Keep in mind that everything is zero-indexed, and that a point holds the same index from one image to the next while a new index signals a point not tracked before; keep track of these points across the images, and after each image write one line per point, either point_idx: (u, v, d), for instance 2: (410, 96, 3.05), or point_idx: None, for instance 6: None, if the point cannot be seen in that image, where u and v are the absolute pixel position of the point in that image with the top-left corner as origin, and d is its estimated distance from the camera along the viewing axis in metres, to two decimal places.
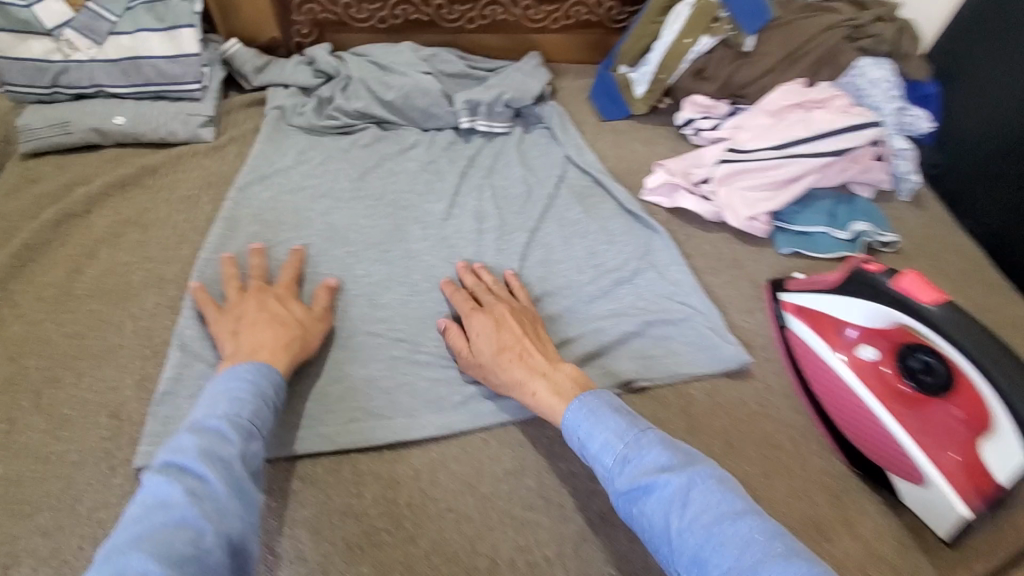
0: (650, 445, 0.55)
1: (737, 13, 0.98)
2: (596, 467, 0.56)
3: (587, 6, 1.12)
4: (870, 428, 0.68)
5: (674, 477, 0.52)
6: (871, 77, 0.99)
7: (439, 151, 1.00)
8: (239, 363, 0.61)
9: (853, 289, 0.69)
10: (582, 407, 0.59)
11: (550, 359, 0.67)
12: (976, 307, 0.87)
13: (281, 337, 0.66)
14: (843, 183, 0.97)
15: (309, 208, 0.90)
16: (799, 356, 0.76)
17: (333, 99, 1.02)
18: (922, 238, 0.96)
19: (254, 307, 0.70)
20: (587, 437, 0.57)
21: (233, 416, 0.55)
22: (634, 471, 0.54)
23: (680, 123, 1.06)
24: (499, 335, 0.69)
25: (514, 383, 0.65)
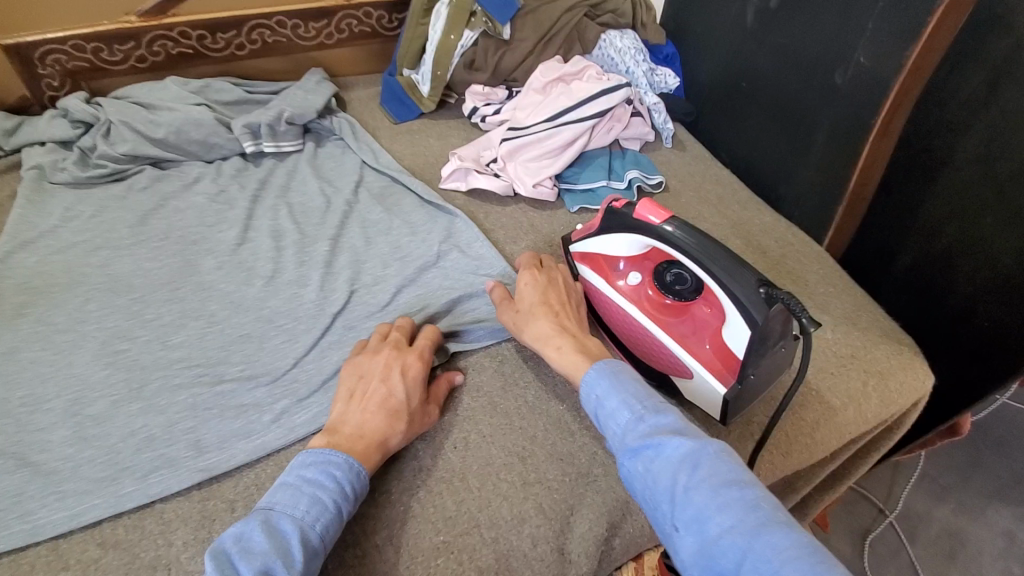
0: (664, 411, 0.59)
1: (487, 6, 1.06)
2: (608, 427, 0.60)
3: (356, 18, 1.15)
4: (649, 345, 0.75)
5: (688, 442, 0.55)
6: (618, 45, 1.13)
7: (227, 180, 0.97)
8: (333, 452, 0.60)
9: (612, 225, 0.77)
10: (602, 371, 0.64)
11: (577, 324, 0.74)
12: (734, 223, 1.01)
13: (385, 429, 0.63)
14: (613, 140, 1.08)
15: (84, 262, 0.83)
16: (589, 296, 0.83)
17: (96, 146, 0.96)
18: (688, 175, 1.10)
19: (379, 379, 0.67)
20: (604, 396, 0.62)
21: (303, 519, 0.54)
22: (649, 430, 0.57)
23: (468, 113, 1.13)
24: (547, 294, 0.76)
25: (541, 333, 0.72)
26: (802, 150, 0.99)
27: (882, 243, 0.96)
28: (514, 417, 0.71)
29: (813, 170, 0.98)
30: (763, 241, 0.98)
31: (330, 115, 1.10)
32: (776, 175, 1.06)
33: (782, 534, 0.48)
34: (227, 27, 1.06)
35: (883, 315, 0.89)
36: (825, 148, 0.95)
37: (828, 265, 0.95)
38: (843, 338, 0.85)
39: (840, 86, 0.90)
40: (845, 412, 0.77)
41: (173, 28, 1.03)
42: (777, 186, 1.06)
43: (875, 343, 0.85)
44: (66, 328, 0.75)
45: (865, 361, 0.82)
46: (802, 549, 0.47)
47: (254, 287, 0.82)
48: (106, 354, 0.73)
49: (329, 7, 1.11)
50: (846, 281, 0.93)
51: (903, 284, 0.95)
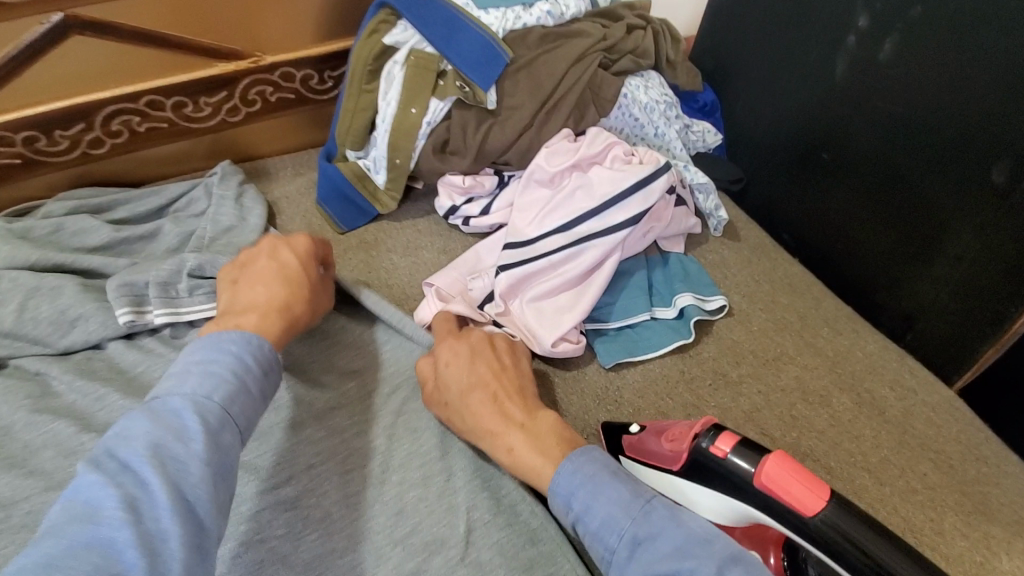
0: (665, 521, 0.44)
1: (461, 66, 0.73)
2: (595, 550, 0.46)
3: (271, 83, 0.80)
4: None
5: (705, 568, 0.40)
6: (644, 102, 0.81)
7: (82, 373, 0.61)
8: (226, 330, 0.50)
9: (705, 476, 0.48)
10: (574, 472, 0.49)
11: (522, 407, 0.57)
12: (828, 358, 0.73)
13: (282, 296, 0.58)
14: (650, 243, 0.78)
15: None
16: None
17: None
18: (749, 280, 0.81)
19: (266, 257, 0.61)
20: (584, 509, 0.47)
21: (199, 398, 0.44)
22: (649, 557, 0.43)
23: (445, 213, 0.81)
24: (472, 372, 0.59)
25: (484, 431, 0.55)
26: (920, 258, 0.71)
27: None
28: None
29: (937, 287, 0.70)
30: (874, 389, 0.70)
31: None
32: (871, 280, 0.78)
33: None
34: (71, 120, 0.71)
35: None
36: (962, 264, 0.66)
37: (970, 427, 0.68)
38: None
39: (1003, 187, 0.61)
40: None
41: None
42: (872, 292, 0.78)
43: None
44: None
45: None
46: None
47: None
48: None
49: (226, 73, 0.76)
50: (1001, 452, 0.66)
51: None
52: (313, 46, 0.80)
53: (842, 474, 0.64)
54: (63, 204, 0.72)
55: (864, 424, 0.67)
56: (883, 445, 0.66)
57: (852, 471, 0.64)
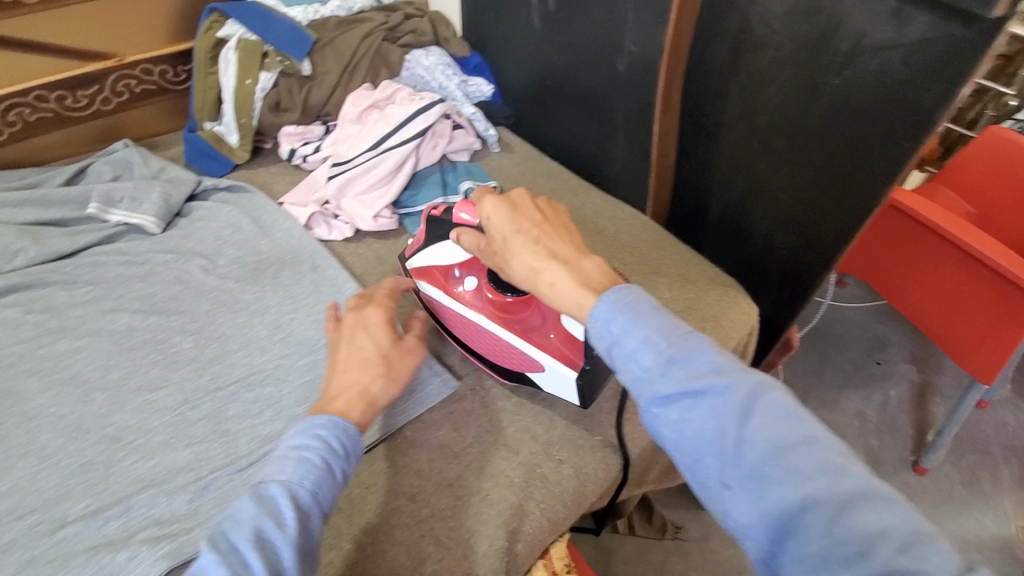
0: (698, 348, 0.50)
1: (278, 45, 1.03)
2: (626, 370, 0.51)
3: (135, 77, 1.05)
4: (497, 346, 0.75)
5: (738, 385, 0.47)
6: (425, 64, 1.15)
7: (28, 283, 0.84)
8: (315, 415, 0.56)
9: (439, 233, 0.78)
10: (613, 305, 0.53)
11: (571, 247, 0.62)
12: (570, 210, 1.08)
13: (363, 378, 0.62)
14: (441, 155, 1.10)
15: None
16: (438, 310, 0.81)
17: None
18: (520, 173, 1.16)
19: (347, 341, 0.65)
20: (622, 333, 0.52)
21: (292, 482, 0.50)
22: (681, 374, 0.49)
23: (287, 157, 1.08)
24: (521, 217, 0.65)
25: (530, 269, 0.61)
26: (609, 133, 1.08)
27: (691, 197, 1.08)
28: (394, 456, 0.71)
29: (622, 148, 1.07)
30: (597, 221, 1.06)
31: (205, 191, 1.01)
32: (595, 158, 1.14)
33: (840, 483, 0.43)
34: None
35: (706, 264, 1.01)
36: (628, 128, 1.03)
37: (653, 231, 1.05)
38: (677, 294, 0.94)
39: (623, 71, 0.97)
40: None
41: None
42: (597, 167, 1.15)
43: (706, 289, 0.95)
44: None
45: (699, 310, 0.92)
46: (887, 501, 0.42)
47: (94, 403, 0.72)
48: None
49: (95, 71, 1.00)
50: (672, 241, 1.03)
51: (713, 231, 1.08)
52: (165, 47, 1.06)
53: None
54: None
55: (586, 239, 1.02)
56: (602, 250, 1.01)
57: None
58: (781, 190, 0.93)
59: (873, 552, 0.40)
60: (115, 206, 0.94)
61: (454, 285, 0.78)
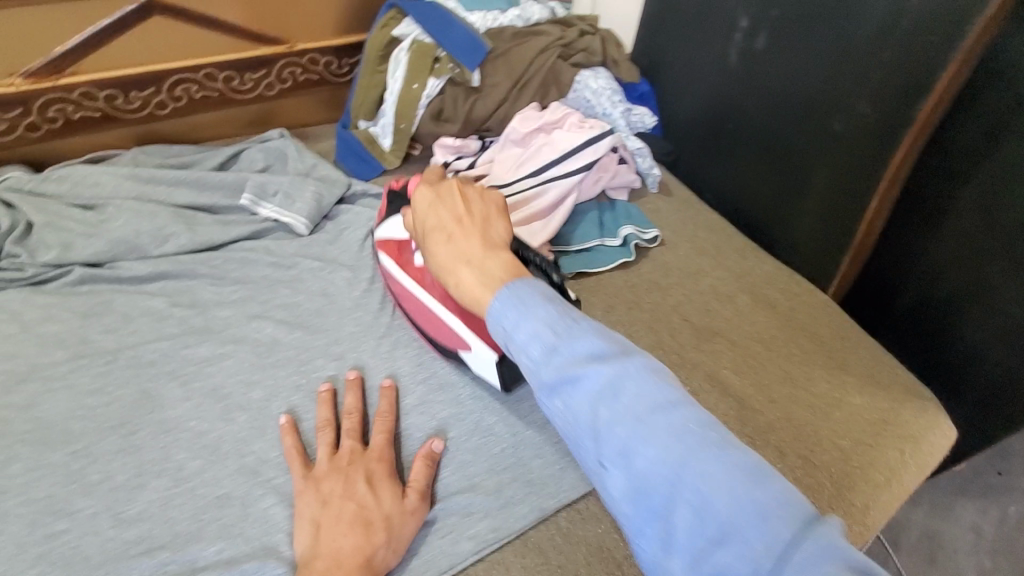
0: (582, 334, 0.49)
1: (452, 50, 0.95)
2: (520, 357, 0.51)
3: (301, 66, 1.00)
4: (433, 322, 0.74)
5: (609, 364, 0.47)
6: (593, 87, 1.04)
7: (176, 272, 0.79)
8: None
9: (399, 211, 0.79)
10: (509, 299, 0.53)
11: (484, 241, 0.62)
12: (737, 274, 0.95)
13: (363, 544, 0.55)
14: (601, 191, 1.00)
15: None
16: (392, 286, 0.80)
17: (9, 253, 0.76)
18: (678, 221, 1.04)
19: (342, 494, 0.58)
20: (513, 327, 0.51)
21: None
22: (564, 361, 0.48)
23: (438, 169, 1.00)
24: (444, 211, 0.67)
25: (443, 266, 0.63)
26: (796, 197, 0.95)
27: (884, 283, 0.94)
28: (547, 550, 0.62)
29: (811, 216, 0.94)
30: (768, 294, 0.93)
31: (354, 196, 0.96)
32: (768, 219, 1.02)
33: (727, 474, 0.42)
34: (144, 84, 0.89)
35: (897, 367, 0.85)
36: (824, 197, 0.90)
37: (835, 315, 0.91)
38: (870, 402, 0.80)
39: (839, 132, 0.86)
40: (888, 489, 0.73)
41: (74, 88, 0.85)
42: (769, 229, 1.02)
43: (901, 402, 0.80)
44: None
45: (896, 425, 0.78)
46: (738, 467, 0.43)
47: (234, 424, 0.66)
48: (36, 541, 0.55)
49: (268, 54, 0.96)
50: (858, 333, 0.89)
51: (904, 327, 0.94)
52: (334, 38, 1.02)
53: (741, 345, 0.85)
54: (148, 156, 0.91)
55: (757, 315, 0.89)
56: (777, 330, 0.87)
57: (748, 343, 0.85)
58: (1013, 304, 0.77)
59: (728, 519, 0.40)
60: (267, 200, 0.89)
61: (408, 262, 0.77)
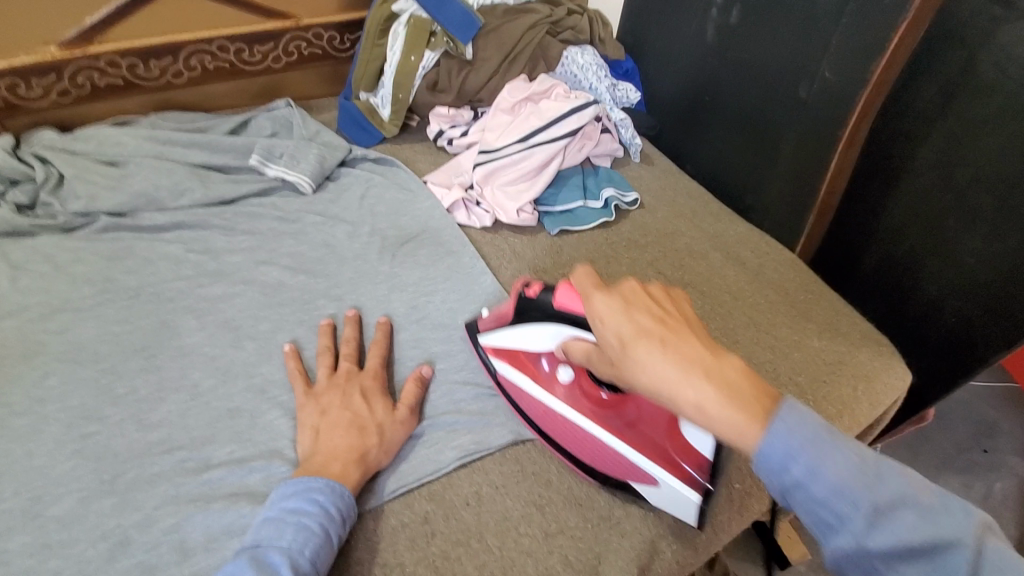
0: (890, 477, 0.42)
1: (447, 25, 1.02)
2: (809, 510, 0.43)
3: (306, 40, 1.07)
4: (601, 455, 0.66)
5: (941, 536, 0.40)
6: (580, 62, 1.11)
7: (191, 223, 0.87)
8: (313, 478, 0.58)
9: (525, 315, 0.69)
10: (801, 436, 0.44)
11: (705, 347, 0.50)
12: (712, 235, 1.02)
13: (358, 442, 0.63)
14: (585, 158, 1.06)
15: (36, 328, 0.72)
16: (515, 398, 0.73)
17: (42, 202, 0.83)
18: (659, 187, 1.11)
19: (339, 404, 0.66)
20: (808, 477, 0.43)
21: (292, 550, 0.53)
22: (872, 523, 0.41)
23: (434, 137, 1.08)
24: (636, 316, 0.53)
25: (665, 387, 0.49)
26: (768, 164, 1.01)
27: (847, 242, 1.01)
28: (523, 462, 0.69)
29: (781, 180, 1.00)
30: (738, 251, 0.99)
31: (354, 161, 1.03)
32: (741, 186, 1.08)
33: None
34: (162, 54, 0.96)
35: (856, 316, 0.92)
36: (793, 161, 0.97)
37: (803, 271, 0.97)
38: (830, 346, 0.87)
39: (806, 99, 0.92)
40: (843, 419, 0.79)
41: (100, 56, 0.92)
42: (744, 196, 1.09)
43: (858, 345, 0.87)
44: (24, 410, 0.65)
45: (852, 366, 0.84)
46: None
47: (244, 350, 0.74)
48: (73, 440, 0.63)
49: (275, 29, 1.03)
50: (824, 287, 0.95)
51: (866, 283, 1.00)
52: (337, 15, 1.09)
53: (712, 295, 0.92)
54: (165, 121, 0.98)
55: (728, 270, 0.96)
56: (747, 284, 0.94)
57: (718, 293, 0.92)
58: (973, 257, 0.83)
59: None
60: (274, 161, 0.96)
61: (544, 377, 0.70)
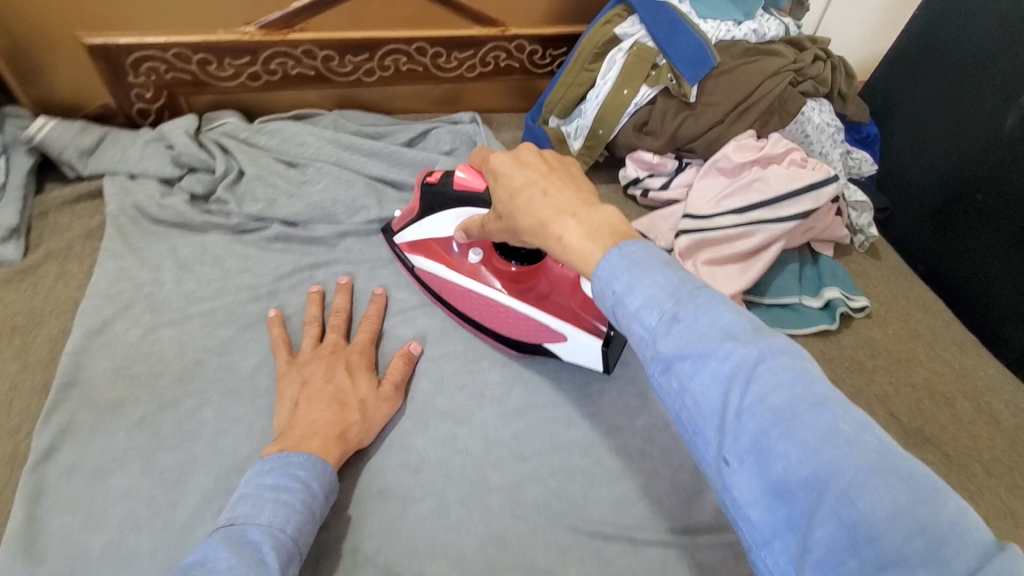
0: (707, 302, 0.37)
1: (675, 60, 0.86)
2: (630, 331, 0.39)
3: (506, 51, 0.95)
4: (503, 318, 0.70)
5: (752, 348, 0.35)
6: (816, 122, 0.92)
7: (363, 244, 0.79)
8: (293, 453, 0.52)
9: (432, 203, 0.69)
10: (621, 259, 0.40)
11: (583, 197, 0.49)
12: (956, 372, 0.81)
13: (338, 420, 0.57)
14: (806, 242, 0.88)
15: (198, 343, 0.66)
16: (442, 292, 0.73)
17: (217, 195, 0.78)
18: (887, 291, 0.91)
19: (322, 376, 0.61)
20: (622, 293, 0.39)
21: (275, 526, 0.46)
22: (687, 334, 0.36)
23: (625, 182, 0.94)
24: (526, 169, 0.53)
25: (538, 225, 0.49)
26: None
27: None
28: None
29: None
30: (992, 403, 0.79)
31: None
32: (1000, 314, 0.86)
33: (856, 457, 0.30)
34: (360, 50, 0.88)
35: None
36: None
37: None
38: None
39: None
40: None
41: (299, 45, 0.84)
42: (999, 326, 0.87)
43: None
44: (173, 446, 0.58)
45: None
46: (913, 484, 0.30)
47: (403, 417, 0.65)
48: (219, 497, 0.56)
49: (479, 36, 0.92)
50: None
51: None
52: (545, 27, 0.95)
53: (959, 462, 0.72)
54: (348, 122, 0.90)
55: (979, 430, 0.76)
56: (999, 450, 0.74)
57: (966, 461, 0.73)
58: None
59: (882, 541, 0.28)
60: None
61: (454, 257, 0.72)
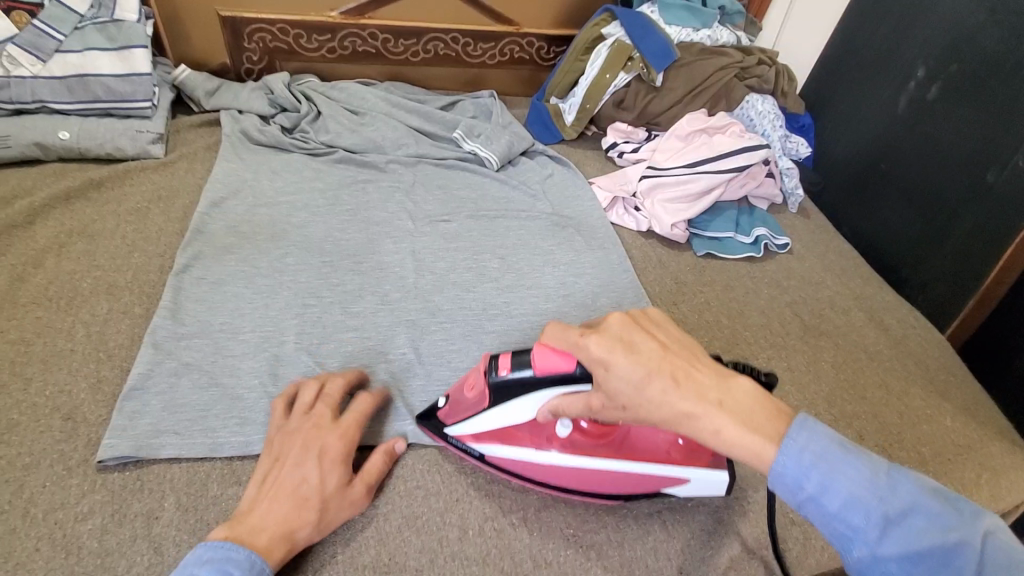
0: (904, 488, 0.43)
1: (646, 53, 1.14)
2: (828, 527, 0.45)
3: (520, 45, 1.25)
4: (594, 480, 0.67)
5: (958, 539, 0.42)
6: (760, 109, 1.18)
7: (402, 168, 1.06)
8: (235, 548, 0.53)
9: (501, 394, 0.62)
10: (807, 455, 0.44)
11: (710, 370, 0.49)
12: (856, 296, 1.04)
13: (293, 519, 0.57)
14: (744, 196, 1.12)
15: (283, 218, 0.93)
16: (512, 470, 0.69)
17: (300, 128, 1.06)
18: (810, 239, 1.14)
19: (293, 460, 0.60)
20: (819, 492, 0.44)
21: None
22: (900, 533, 0.43)
23: (607, 147, 1.20)
24: (636, 356, 0.49)
25: (682, 414, 0.48)
26: (934, 240, 1.03)
27: (1002, 343, 0.94)
28: None
29: (944, 259, 1.01)
30: (885, 318, 1.01)
31: (535, 154, 1.17)
32: (900, 257, 1.10)
33: None
34: (410, 35, 1.18)
35: (995, 410, 0.89)
36: (961, 242, 0.98)
37: (950, 357, 0.96)
38: (959, 428, 0.85)
39: (991, 184, 0.94)
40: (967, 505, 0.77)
41: (366, 28, 1.14)
42: (900, 269, 1.10)
43: (988, 438, 0.84)
44: (267, 274, 0.85)
45: (976, 454, 0.82)
46: None
47: (425, 279, 0.89)
48: (297, 305, 0.82)
49: (499, 32, 1.22)
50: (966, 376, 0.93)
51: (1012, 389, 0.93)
52: (550, 29, 1.25)
53: (845, 349, 0.94)
54: (396, 90, 1.19)
55: (866, 331, 0.98)
56: (883, 347, 0.96)
57: (853, 349, 0.95)
58: None
59: None
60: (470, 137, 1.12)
61: (533, 438, 0.66)
